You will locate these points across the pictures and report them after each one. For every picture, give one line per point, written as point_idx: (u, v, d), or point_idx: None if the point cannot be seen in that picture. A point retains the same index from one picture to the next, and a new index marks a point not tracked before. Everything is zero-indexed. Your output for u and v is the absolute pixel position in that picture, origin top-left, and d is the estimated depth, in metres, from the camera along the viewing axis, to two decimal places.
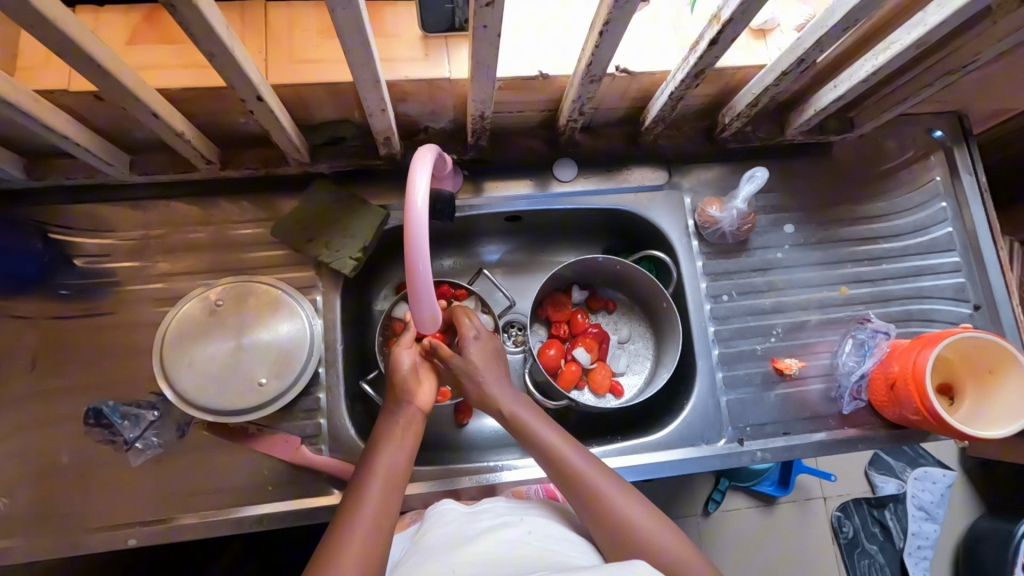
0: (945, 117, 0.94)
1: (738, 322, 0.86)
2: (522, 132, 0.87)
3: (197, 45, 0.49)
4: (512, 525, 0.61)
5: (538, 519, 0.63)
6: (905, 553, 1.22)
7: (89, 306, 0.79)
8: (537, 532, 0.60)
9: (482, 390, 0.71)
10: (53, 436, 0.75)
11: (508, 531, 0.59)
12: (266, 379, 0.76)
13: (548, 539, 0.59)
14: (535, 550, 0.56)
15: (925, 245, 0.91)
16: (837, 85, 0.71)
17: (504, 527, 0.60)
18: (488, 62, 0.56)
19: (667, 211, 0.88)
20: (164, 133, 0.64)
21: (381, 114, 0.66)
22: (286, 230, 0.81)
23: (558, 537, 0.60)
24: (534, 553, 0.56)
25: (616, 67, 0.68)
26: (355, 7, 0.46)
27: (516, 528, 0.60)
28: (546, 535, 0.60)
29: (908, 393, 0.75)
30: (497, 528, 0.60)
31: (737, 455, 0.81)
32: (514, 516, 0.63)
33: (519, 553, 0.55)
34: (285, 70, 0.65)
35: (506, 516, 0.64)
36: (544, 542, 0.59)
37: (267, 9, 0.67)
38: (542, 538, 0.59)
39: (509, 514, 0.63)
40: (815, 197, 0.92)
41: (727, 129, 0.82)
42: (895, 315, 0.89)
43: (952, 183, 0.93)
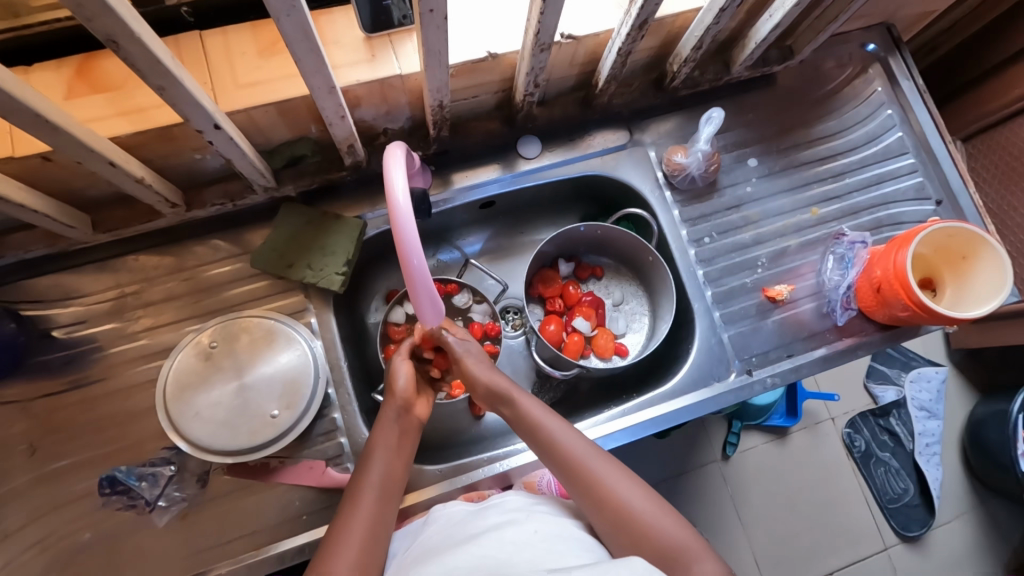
0: (876, 29, 0.98)
1: (724, 260, 0.89)
2: (478, 117, 0.87)
3: (145, 80, 0.48)
4: (518, 523, 0.60)
5: (545, 517, 0.62)
6: (916, 453, 1.28)
7: (78, 376, 0.77)
8: (542, 531, 0.59)
9: (472, 382, 0.72)
10: (69, 515, 0.73)
11: (511, 529, 0.58)
12: (278, 411, 0.75)
13: (554, 539, 0.58)
14: (539, 552, 0.55)
15: (880, 153, 0.95)
16: (772, 14, 0.74)
17: (510, 525, 0.59)
18: (438, 48, 0.56)
19: (635, 167, 0.89)
20: (123, 182, 0.62)
21: (340, 121, 0.65)
22: (265, 259, 0.79)
23: (565, 535, 0.60)
24: (534, 556, 0.55)
25: (562, 34, 0.69)
26: (299, 13, 0.45)
27: (522, 527, 0.59)
28: (552, 535, 0.59)
29: (893, 292, 0.79)
30: (501, 526, 0.59)
31: (749, 386, 0.83)
32: (521, 513, 0.62)
33: (522, 554, 0.55)
34: (234, 95, 0.64)
35: (513, 512, 0.63)
36: (550, 542, 0.58)
37: (202, 39, 0.66)
38: (548, 538, 0.58)
39: (516, 511, 0.62)
40: (770, 128, 0.95)
41: (677, 77, 0.84)
42: (866, 224, 0.92)
43: (893, 90, 0.97)
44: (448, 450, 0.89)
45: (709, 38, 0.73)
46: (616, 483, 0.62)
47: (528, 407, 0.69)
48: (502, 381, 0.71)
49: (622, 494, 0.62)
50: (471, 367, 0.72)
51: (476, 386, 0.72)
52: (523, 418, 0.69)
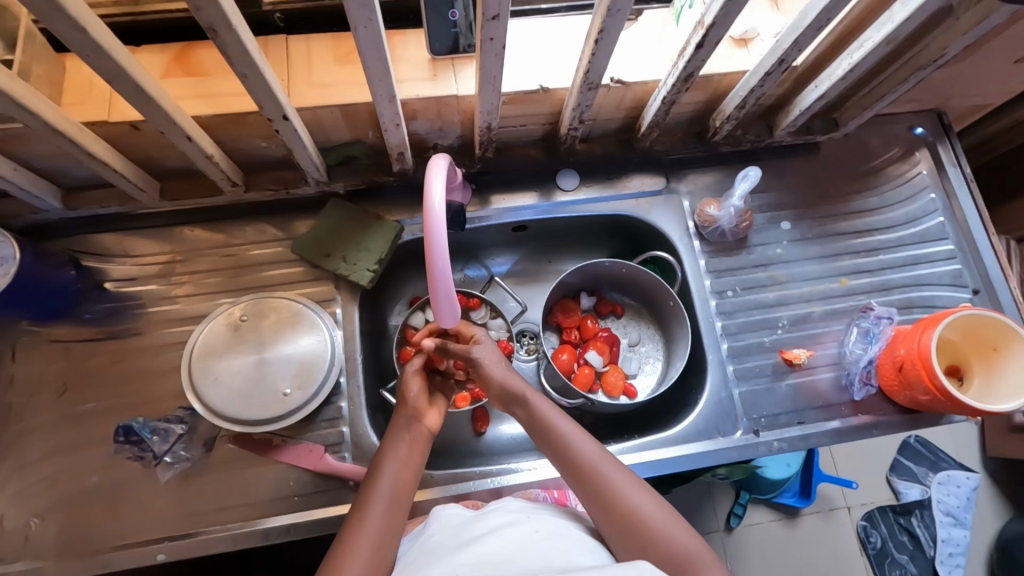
0: (926, 114, 0.99)
1: (744, 316, 0.89)
2: (521, 144, 0.92)
3: (232, 67, 0.54)
4: (518, 524, 0.60)
5: (546, 518, 0.63)
6: (937, 561, 1.20)
7: (118, 328, 0.82)
8: (543, 531, 0.60)
9: (487, 377, 0.73)
10: (82, 457, 0.77)
11: (512, 530, 0.59)
12: (290, 389, 0.78)
13: (555, 538, 0.59)
14: (541, 550, 0.56)
15: (919, 235, 0.95)
16: (818, 85, 0.77)
17: (511, 526, 0.60)
18: (493, 73, 0.61)
19: (667, 214, 0.92)
20: (195, 156, 0.69)
21: (395, 128, 0.70)
22: (306, 247, 0.84)
23: (566, 536, 0.61)
24: (538, 555, 0.55)
25: (611, 78, 0.74)
26: (375, 26, 0.51)
27: (523, 528, 0.60)
28: (552, 534, 0.60)
29: (916, 374, 0.77)
30: (502, 527, 0.60)
31: (754, 446, 0.82)
32: (521, 515, 0.63)
33: (523, 552, 0.55)
34: (306, 93, 0.71)
35: (513, 514, 0.63)
36: (552, 541, 0.59)
37: (287, 41, 0.73)
38: (549, 537, 0.59)
39: (516, 513, 0.63)
40: (808, 195, 0.96)
41: (719, 132, 0.87)
42: (897, 302, 0.91)
43: (939, 176, 0.97)
44: (445, 459, 0.90)
45: (752, 99, 0.76)
46: (625, 488, 0.63)
47: (543, 407, 0.69)
48: (516, 382, 0.72)
49: (632, 500, 0.62)
50: (488, 369, 0.72)
51: (490, 384, 0.73)
52: (536, 418, 0.69)
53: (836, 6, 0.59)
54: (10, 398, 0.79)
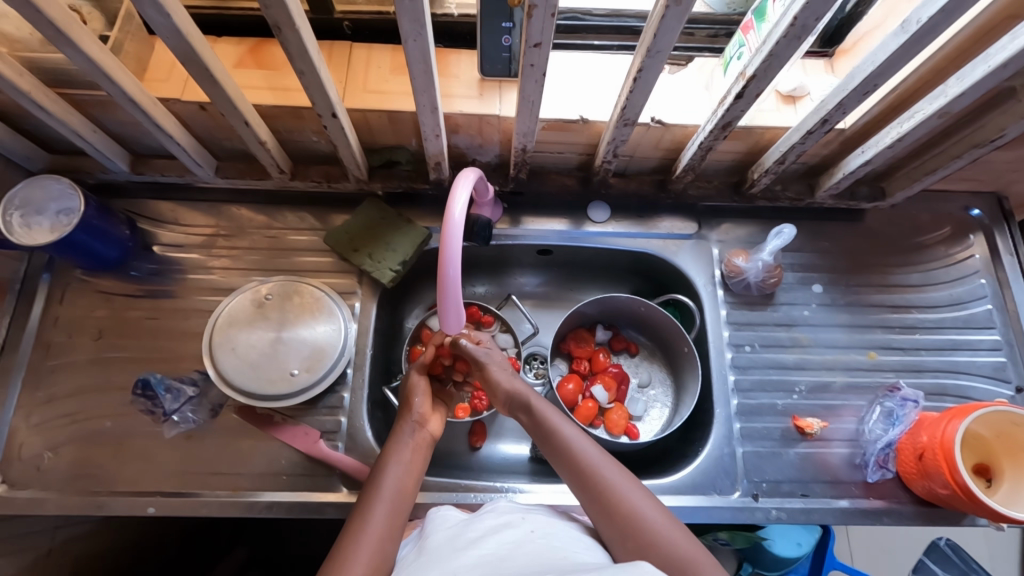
0: (983, 197, 0.95)
1: (759, 374, 0.86)
2: (557, 171, 0.94)
3: (291, 63, 0.59)
4: (514, 526, 0.63)
5: (539, 519, 0.65)
6: None
7: (158, 287, 0.88)
8: (537, 531, 0.62)
9: (493, 380, 0.74)
10: (102, 402, 0.82)
11: (509, 531, 0.61)
12: (298, 370, 0.81)
13: (551, 537, 0.61)
14: (537, 548, 0.59)
15: (962, 319, 0.90)
16: (863, 150, 0.75)
17: (506, 528, 0.62)
18: (532, 98, 0.63)
19: (694, 259, 0.91)
20: (251, 140, 0.74)
21: (435, 139, 0.73)
22: (337, 238, 0.88)
23: (563, 534, 0.63)
24: (533, 552, 0.57)
25: (651, 118, 0.75)
26: (424, 40, 0.54)
27: (518, 529, 0.62)
28: (548, 534, 0.62)
29: (936, 464, 0.72)
30: (498, 529, 0.61)
31: (750, 510, 0.78)
32: (516, 517, 0.65)
33: (519, 550, 0.58)
34: (359, 97, 0.75)
35: (508, 515, 0.65)
36: (546, 539, 0.61)
37: (351, 48, 0.78)
38: (543, 536, 0.61)
39: (511, 515, 0.65)
40: (846, 261, 0.93)
41: (756, 184, 0.86)
42: (927, 387, 0.86)
43: (992, 262, 0.92)
44: (435, 467, 0.90)
45: (792, 156, 0.75)
46: (625, 491, 0.63)
47: (545, 409, 0.71)
48: (523, 387, 0.74)
49: (631, 501, 0.62)
50: (493, 373, 0.75)
51: (497, 391, 0.74)
52: (540, 421, 0.71)
53: (883, 74, 0.59)
54: (52, 336, 0.85)
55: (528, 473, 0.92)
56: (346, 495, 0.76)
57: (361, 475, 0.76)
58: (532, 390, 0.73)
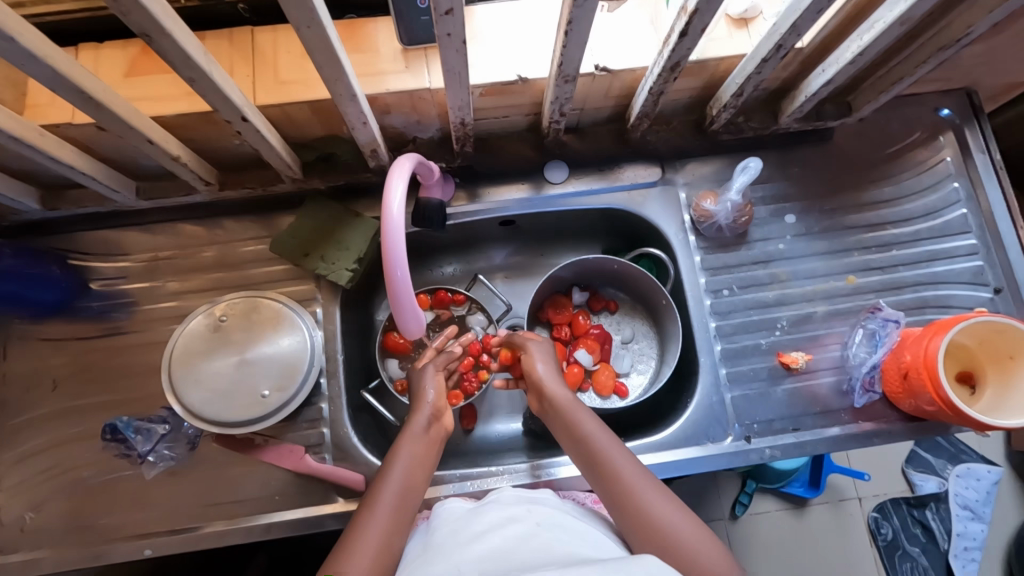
0: (952, 95, 0.91)
1: (740, 317, 0.84)
2: (506, 137, 0.88)
3: (176, 71, 0.52)
4: (519, 518, 0.62)
5: (545, 510, 0.65)
6: (951, 555, 1.15)
7: (108, 325, 0.83)
8: (543, 523, 0.61)
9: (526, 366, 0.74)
10: (75, 453, 0.79)
11: (513, 523, 0.61)
12: (269, 391, 0.77)
13: (556, 528, 0.60)
14: (541, 540, 0.58)
15: (938, 228, 0.88)
16: (824, 69, 0.70)
17: (511, 522, 0.61)
18: (458, 69, 0.57)
19: (662, 207, 0.87)
20: (162, 158, 0.67)
21: (363, 127, 0.67)
22: (284, 244, 0.83)
23: (567, 526, 0.62)
24: (539, 544, 0.56)
25: (595, 66, 0.69)
26: (319, 25, 0.47)
27: (524, 522, 0.61)
28: (552, 525, 0.61)
29: (921, 383, 0.72)
30: (504, 523, 0.61)
31: (744, 453, 0.79)
32: (521, 509, 0.64)
33: (524, 543, 0.57)
34: (271, 90, 0.68)
35: (513, 509, 0.64)
36: (552, 532, 0.60)
37: (253, 32, 0.70)
38: (548, 528, 0.60)
39: (516, 508, 0.64)
40: (817, 185, 0.90)
41: (716, 121, 0.81)
42: (907, 303, 0.85)
43: (964, 162, 0.89)
44: None
45: (750, 87, 0.70)
46: (638, 483, 0.61)
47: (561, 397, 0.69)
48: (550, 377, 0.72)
49: (642, 493, 0.60)
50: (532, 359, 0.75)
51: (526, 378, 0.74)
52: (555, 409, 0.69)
53: None
54: (7, 393, 0.81)
55: (525, 449, 0.92)
56: (342, 505, 0.76)
57: (354, 483, 0.75)
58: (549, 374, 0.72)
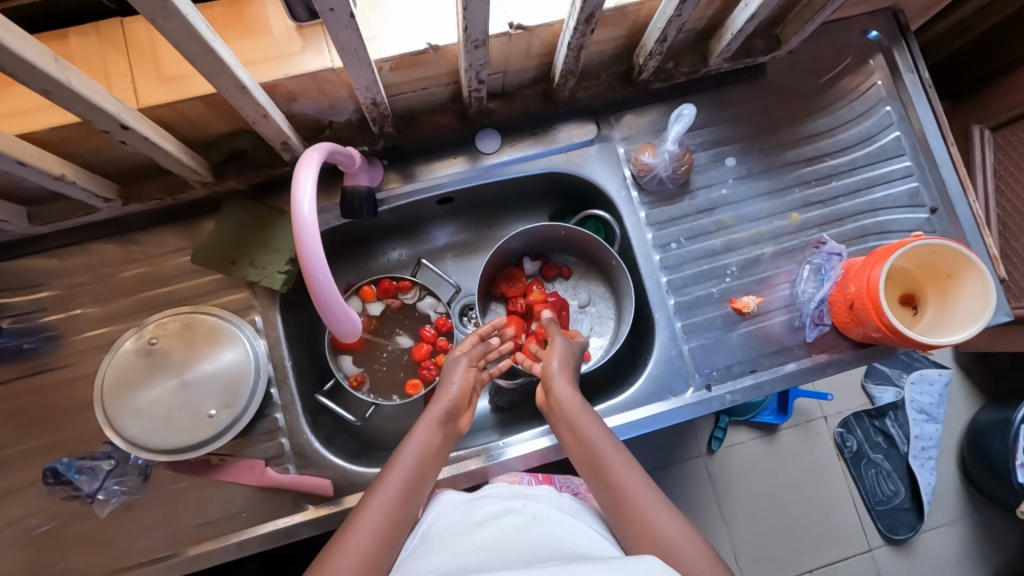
0: (879, 16, 0.89)
1: (691, 268, 0.84)
2: (430, 110, 0.83)
3: (25, 84, 0.45)
4: (516, 512, 0.61)
5: (540, 503, 0.64)
6: (910, 455, 1.22)
7: (28, 365, 0.77)
8: (539, 517, 0.61)
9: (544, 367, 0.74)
10: (19, 503, 0.74)
11: (510, 517, 0.60)
12: (216, 410, 0.73)
13: (553, 525, 0.60)
14: (537, 535, 0.57)
15: (873, 154, 0.88)
16: (746, 3, 0.67)
17: (508, 514, 0.61)
18: (353, 46, 0.52)
19: (602, 166, 0.85)
20: (43, 179, 0.61)
21: (264, 120, 0.61)
22: (207, 254, 0.77)
23: (563, 521, 0.61)
24: (536, 538, 0.56)
25: (508, 25, 0.64)
26: (176, 14, 0.42)
27: (520, 516, 0.61)
28: (548, 520, 0.61)
29: (866, 312, 0.73)
30: (502, 515, 0.60)
31: (706, 401, 0.79)
32: (518, 503, 0.64)
33: (522, 536, 0.56)
34: (153, 90, 0.61)
35: (508, 502, 0.64)
36: (548, 528, 0.59)
37: (124, 25, 0.62)
38: (545, 523, 0.60)
39: (513, 501, 0.64)
40: (754, 124, 0.88)
41: (645, 70, 0.78)
42: (850, 233, 0.86)
43: (894, 84, 0.88)
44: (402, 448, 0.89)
45: (673, 31, 0.67)
46: (645, 497, 0.60)
47: (572, 395, 0.70)
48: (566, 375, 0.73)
49: (642, 495, 0.60)
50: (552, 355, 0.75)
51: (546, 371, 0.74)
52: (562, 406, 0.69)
53: None
54: None
55: (495, 428, 0.91)
56: (313, 512, 0.74)
57: (320, 489, 0.74)
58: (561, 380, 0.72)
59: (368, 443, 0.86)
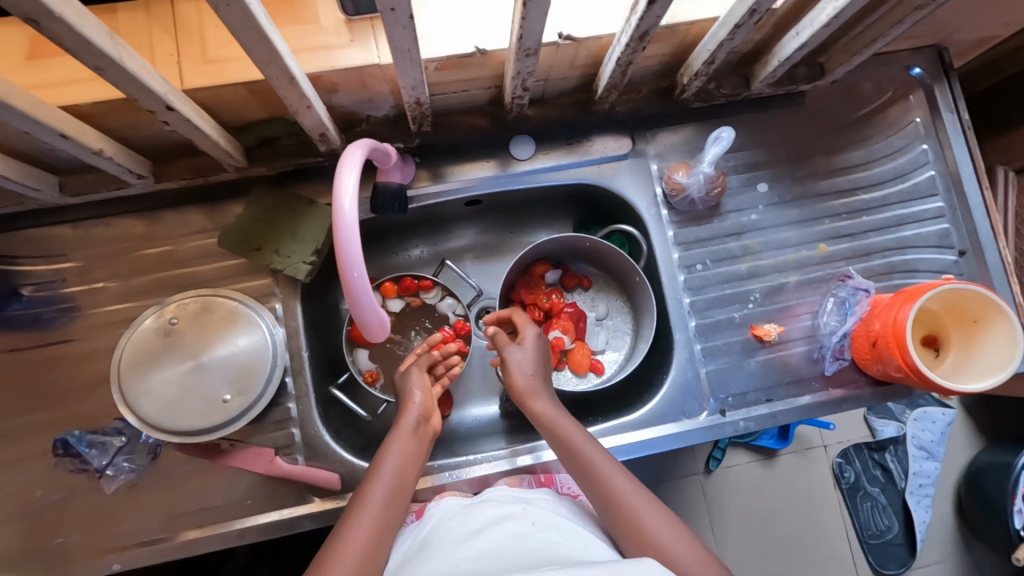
0: (924, 52, 0.88)
1: (714, 291, 0.84)
2: (466, 111, 0.82)
3: (79, 60, 0.45)
4: (516, 517, 0.61)
5: (541, 509, 0.64)
6: (907, 492, 1.21)
7: (45, 335, 0.77)
8: (540, 523, 0.61)
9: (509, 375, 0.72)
10: (25, 472, 0.74)
11: (511, 523, 0.60)
12: (230, 396, 0.73)
13: (553, 530, 0.60)
14: (537, 542, 0.57)
15: (906, 192, 0.87)
16: (798, 32, 0.66)
17: (507, 520, 0.60)
18: (406, 46, 0.51)
19: (634, 181, 0.84)
20: (80, 153, 0.60)
21: (307, 111, 0.61)
22: (234, 239, 0.76)
23: (563, 527, 0.61)
24: (535, 546, 0.56)
25: (558, 34, 0.63)
26: (240, 3, 0.41)
27: (520, 522, 0.60)
28: (548, 526, 0.61)
29: (889, 350, 0.73)
30: (500, 521, 0.60)
31: (720, 426, 0.79)
32: (517, 507, 0.64)
33: (521, 543, 0.56)
34: (197, 72, 0.61)
35: (508, 506, 0.64)
36: (548, 534, 0.59)
37: (173, 3, 0.62)
38: (545, 529, 0.60)
39: (513, 506, 0.63)
40: (789, 151, 0.88)
41: (687, 90, 0.78)
42: (877, 269, 0.85)
43: (933, 122, 0.88)
44: None
45: (722, 54, 0.66)
46: (634, 499, 0.60)
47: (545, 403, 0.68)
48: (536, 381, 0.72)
49: (632, 499, 0.59)
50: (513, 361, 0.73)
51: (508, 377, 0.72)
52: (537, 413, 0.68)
53: None
54: None
55: (503, 434, 0.90)
56: (319, 505, 0.74)
57: (327, 484, 0.73)
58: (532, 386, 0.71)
59: (375, 439, 0.85)
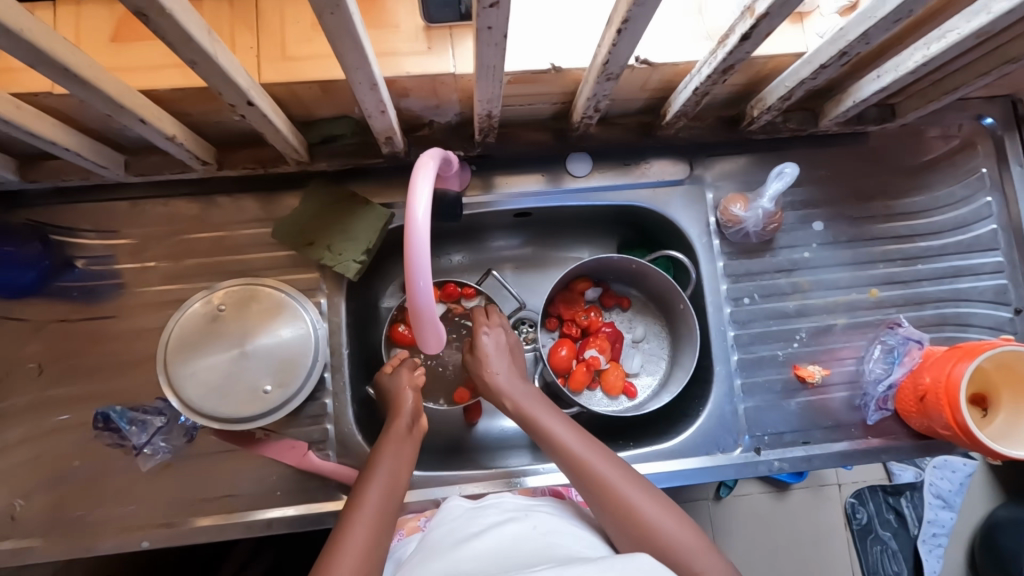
0: (999, 101, 0.85)
1: (760, 326, 0.82)
2: (526, 124, 0.82)
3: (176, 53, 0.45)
4: (518, 520, 0.60)
5: (545, 514, 0.63)
6: (919, 540, 1.18)
7: (95, 308, 0.78)
8: (542, 527, 0.60)
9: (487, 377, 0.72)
10: (64, 441, 0.75)
11: (513, 525, 0.59)
12: (271, 387, 0.73)
13: (555, 533, 0.58)
14: (539, 544, 0.56)
15: (966, 244, 0.85)
16: (879, 75, 0.65)
17: (510, 522, 0.60)
18: (491, 63, 0.51)
19: (688, 208, 0.83)
20: (154, 137, 0.61)
21: (380, 115, 0.61)
22: (287, 231, 0.78)
23: (565, 530, 0.60)
24: (536, 547, 0.55)
25: (636, 58, 0.63)
26: (344, 11, 0.41)
27: (521, 524, 0.59)
28: (551, 529, 0.59)
29: (938, 406, 0.71)
30: (502, 524, 0.59)
31: (754, 465, 0.78)
32: (520, 511, 0.62)
33: (522, 544, 0.55)
34: (276, 67, 0.61)
35: (512, 511, 0.63)
36: (551, 537, 0.58)
37: None
38: (548, 532, 0.59)
39: (515, 510, 0.62)
40: (847, 191, 0.86)
41: (755, 122, 0.76)
42: (928, 319, 0.84)
43: (1000, 174, 0.85)
44: (434, 451, 0.88)
45: (801, 91, 0.65)
46: (627, 488, 0.60)
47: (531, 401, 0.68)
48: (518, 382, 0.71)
49: (625, 490, 0.59)
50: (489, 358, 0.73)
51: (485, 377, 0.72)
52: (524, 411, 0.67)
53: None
54: None
55: (528, 448, 0.90)
56: None
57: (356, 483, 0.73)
58: (517, 388, 0.70)
59: None
